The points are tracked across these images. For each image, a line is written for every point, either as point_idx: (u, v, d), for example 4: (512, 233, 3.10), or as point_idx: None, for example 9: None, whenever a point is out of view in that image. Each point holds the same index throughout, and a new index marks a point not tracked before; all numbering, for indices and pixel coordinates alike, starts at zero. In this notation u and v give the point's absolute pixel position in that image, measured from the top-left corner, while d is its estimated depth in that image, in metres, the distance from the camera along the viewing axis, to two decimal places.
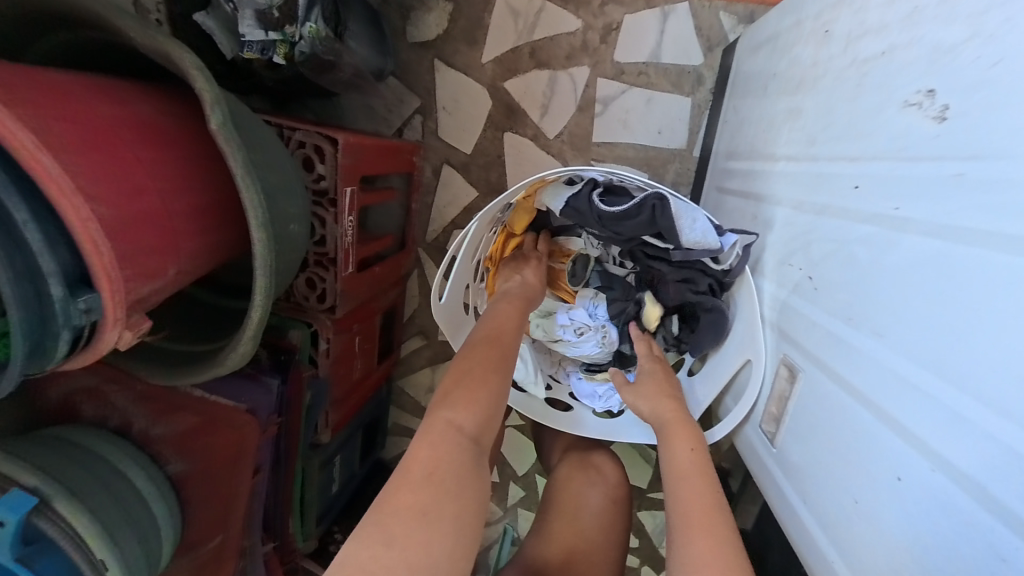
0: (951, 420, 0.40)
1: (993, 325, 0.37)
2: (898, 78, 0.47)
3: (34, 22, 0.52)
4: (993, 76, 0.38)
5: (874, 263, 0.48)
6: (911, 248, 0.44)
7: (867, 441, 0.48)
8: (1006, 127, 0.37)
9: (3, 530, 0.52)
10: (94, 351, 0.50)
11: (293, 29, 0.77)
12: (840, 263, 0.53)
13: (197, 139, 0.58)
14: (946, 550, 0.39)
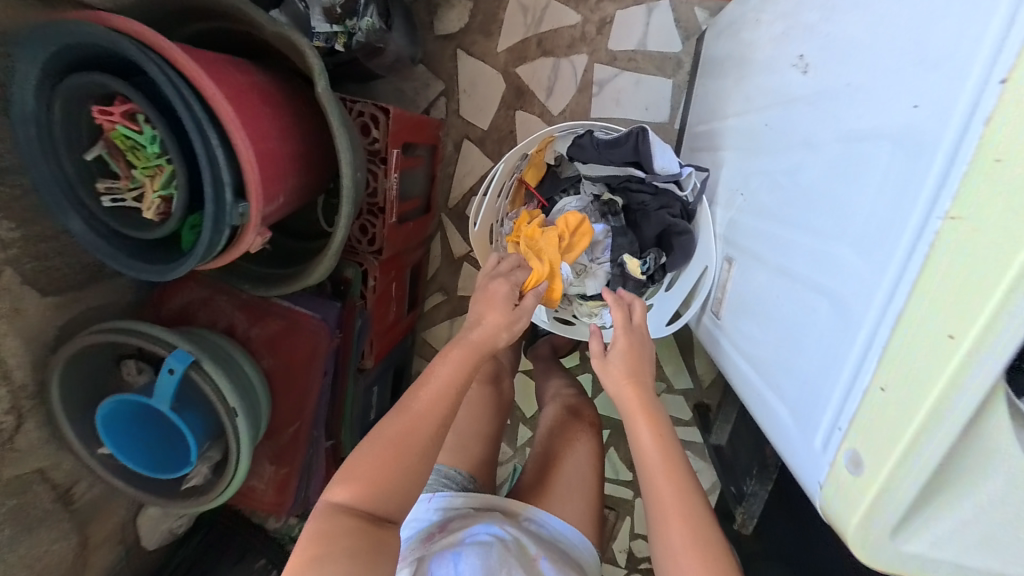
0: (818, 236, 0.51)
1: (832, 195, 0.49)
2: (789, 45, 0.64)
3: (185, 15, 0.72)
4: (832, 27, 0.53)
5: (781, 152, 0.62)
6: (799, 130, 0.58)
7: (771, 286, 0.60)
8: (839, 58, 0.50)
9: (172, 381, 0.75)
10: (236, 249, 0.71)
11: (353, 22, 0.99)
12: (763, 167, 0.67)
13: (295, 103, 0.79)
14: (810, 333, 0.50)
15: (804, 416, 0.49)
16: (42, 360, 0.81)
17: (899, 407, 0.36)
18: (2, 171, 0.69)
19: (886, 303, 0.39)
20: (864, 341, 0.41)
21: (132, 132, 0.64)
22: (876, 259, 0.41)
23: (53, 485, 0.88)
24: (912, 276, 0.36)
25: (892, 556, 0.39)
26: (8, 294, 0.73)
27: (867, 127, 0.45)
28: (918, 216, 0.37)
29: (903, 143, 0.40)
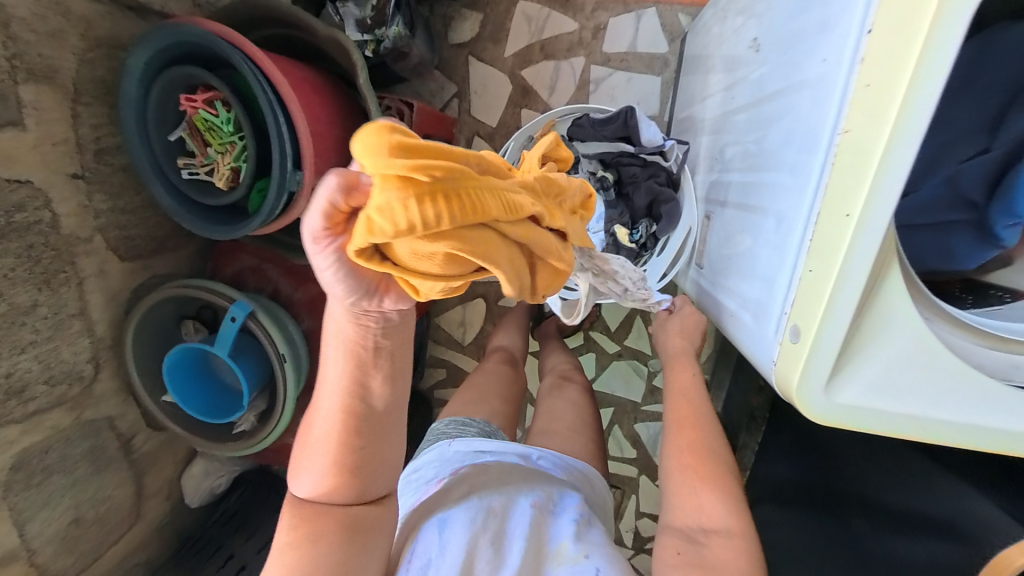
0: (771, 171, 0.63)
1: (775, 142, 0.62)
2: (749, 29, 0.77)
3: (251, 22, 0.88)
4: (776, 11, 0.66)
5: (746, 117, 0.75)
6: (756, 94, 0.71)
7: (742, 223, 0.72)
8: (781, 34, 0.63)
9: (233, 329, 0.89)
10: (290, 215, 0.84)
11: (382, 31, 1.13)
12: (735, 132, 0.80)
13: (337, 94, 0.94)
14: (768, 248, 0.61)
15: (765, 315, 0.60)
16: (118, 317, 0.93)
17: (814, 283, 0.48)
18: (100, 150, 0.82)
19: (810, 205, 0.51)
20: (795, 245, 0.53)
21: (211, 115, 0.78)
22: (800, 181, 0.54)
23: (119, 434, 0.99)
24: (823, 186, 0.48)
25: (828, 408, 0.50)
26: (97, 256, 0.86)
27: (796, 85, 0.58)
28: (824, 143, 0.49)
29: (815, 92, 0.53)
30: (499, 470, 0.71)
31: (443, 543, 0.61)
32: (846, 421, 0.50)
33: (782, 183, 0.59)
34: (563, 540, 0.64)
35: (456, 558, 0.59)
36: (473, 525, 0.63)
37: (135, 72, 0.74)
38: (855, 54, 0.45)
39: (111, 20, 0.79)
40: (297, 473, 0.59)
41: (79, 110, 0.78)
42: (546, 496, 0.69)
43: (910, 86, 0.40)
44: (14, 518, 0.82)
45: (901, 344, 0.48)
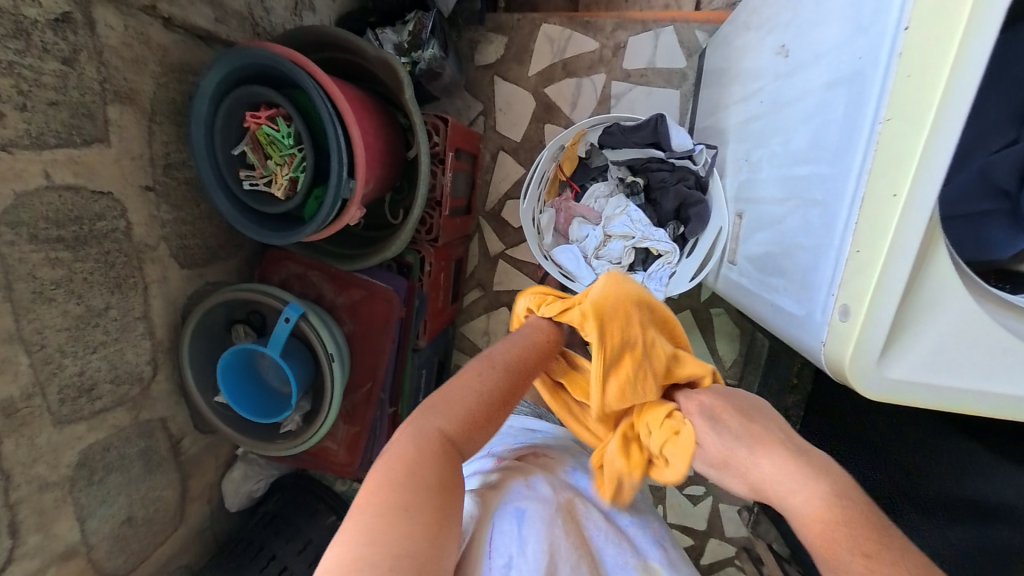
0: (807, 165, 0.66)
1: (809, 137, 0.66)
2: (773, 38, 0.82)
3: (304, 46, 0.96)
4: (804, 18, 0.70)
5: (774, 119, 0.79)
6: (786, 95, 0.75)
7: (778, 216, 0.75)
8: (811, 40, 0.68)
9: (286, 329, 0.92)
10: (341, 221, 0.89)
11: (418, 54, 1.22)
12: (763, 134, 0.84)
13: (380, 112, 1.01)
14: (810, 235, 0.64)
15: (811, 299, 0.62)
16: (176, 320, 0.98)
17: (864, 260, 0.51)
18: (169, 165, 0.89)
19: (854, 189, 0.54)
20: (839, 228, 0.56)
21: (273, 129, 0.84)
22: (840, 169, 0.57)
23: (170, 435, 1.03)
24: (866, 172, 0.51)
25: (881, 383, 0.52)
26: (160, 263, 0.92)
27: (829, 83, 0.62)
28: (865, 130, 0.53)
29: (851, 87, 0.56)
30: (567, 471, 0.74)
31: (522, 538, 0.56)
32: (899, 396, 0.52)
33: (820, 174, 0.62)
34: (646, 560, 0.65)
35: (538, 556, 0.55)
36: (560, 521, 0.61)
37: (206, 92, 0.81)
38: (892, 49, 0.49)
39: (185, 47, 0.87)
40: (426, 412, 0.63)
41: (154, 128, 0.85)
42: (618, 509, 0.71)
43: (950, 73, 0.44)
44: (77, 513, 0.85)
45: (950, 318, 0.50)
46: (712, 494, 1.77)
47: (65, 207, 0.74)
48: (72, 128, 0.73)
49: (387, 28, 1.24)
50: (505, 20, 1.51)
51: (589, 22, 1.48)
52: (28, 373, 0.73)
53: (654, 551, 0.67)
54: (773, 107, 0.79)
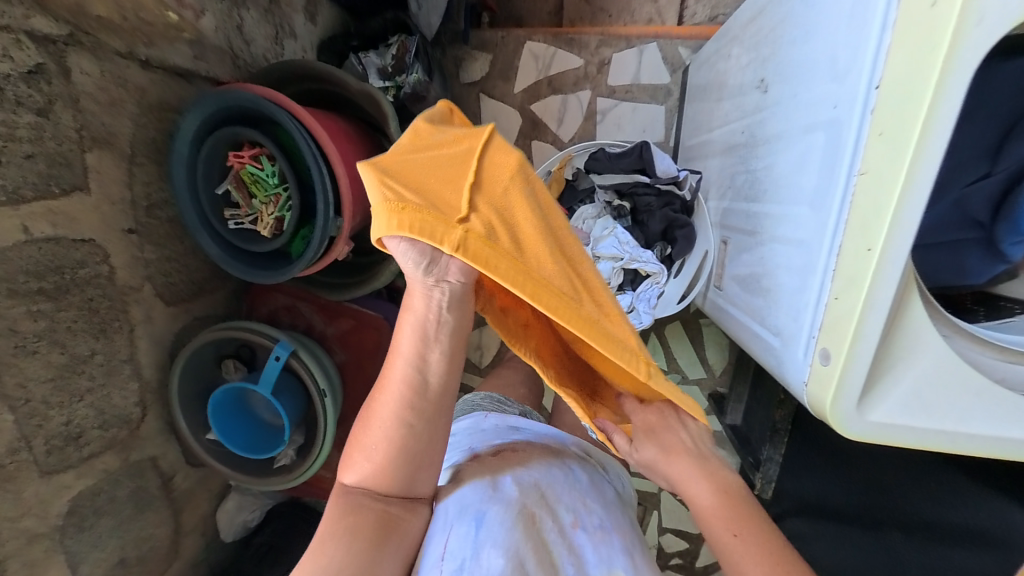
0: (787, 202, 0.67)
1: (790, 175, 0.67)
2: (754, 69, 0.83)
3: (285, 79, 0.94)
4: (782, 55, 0.71)
5: (756, 151, 0.80)
6: (766, 131, 0.76)
7: (761, 249, 0.76)
8: (790, 78, 0.69)
9: (276, 367, 0.92)
10: (329, 257, 0.89)
11: (402, 78, 1.22)
12: (746, 164, 0.84)
13: (366, 142, 1.01)
14: (791, 274, 0.65)
15: (793, 337, 0.63)
16: (163, 359, 0.97)
17: (842, 306, 0.52)
18: (151, 205, 0.88)
19: (833, 236, 0.55)
20: (819, 271, 0.58)
21: (257, 169, 0.84)
22: (819, 213, 0.58)
23: (161, 473, 1.02)
24: (844, 222, 0.53)
25: (862, 426, 0.53)
26: (145, 303, 0.91)
27: (807, 126, 0.63)
28: (841, 179, 0.54)
29: (827, 134, 0.58)
30: (540, 467, 0.66)
31: (476, 543, 0.54)
32: (877, 437, 0.54)
33: (800, 214, 0.63)
34: (613, 568, 0.57)
35: (492, 564, 0.52)
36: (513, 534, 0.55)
37: (187, 135, 0.80)
38: (865, 105, 0.50)
39: (164, 86, 0.86)
40: (349, 467, 0.61)
41: (135, 169, 0.84)
42: (588, 510, 0.63)
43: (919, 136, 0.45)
44: (68, 562, 0.84)
45: (924, 362, 0.52)
46: None
47: (44, 258, 0.73)
48: (49, 178, 0.71)
49: (370, 51, 1.23)
50: (489, 38, 1.51)
51: (573, 39, 1.48)
52: (12, 428, 0.72)
53: (621, 559, 0.58)
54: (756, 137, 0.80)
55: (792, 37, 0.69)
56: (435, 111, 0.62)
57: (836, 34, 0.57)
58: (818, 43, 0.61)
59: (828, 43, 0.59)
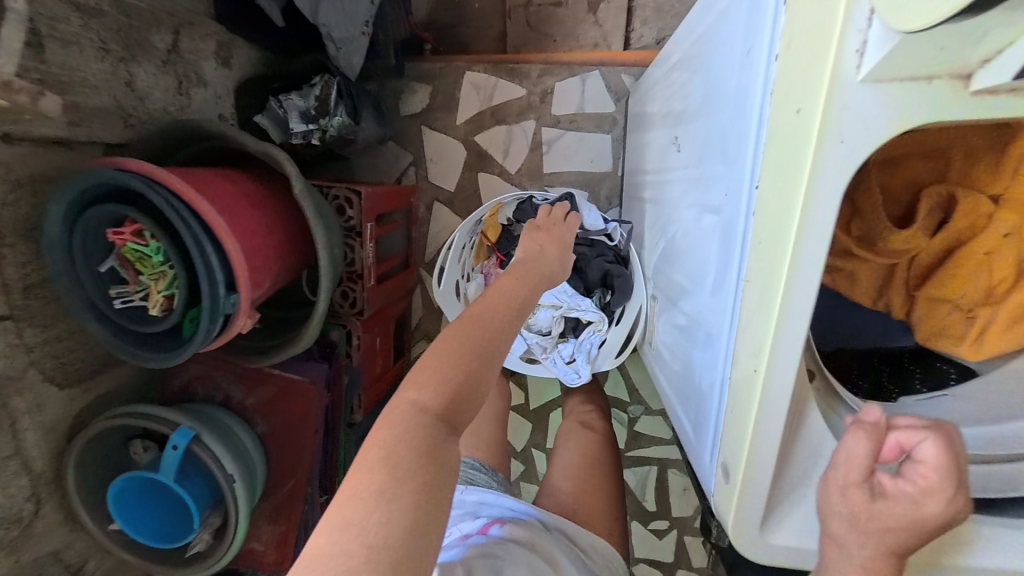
0: (694, 281, 0.64)
1: (696, 252, 0.64)
2: (672, 125, 0.80)
3: (184, 137, 0.87)
4: (693, 120, 0.68)
5: (675, 213, 0.76)
6: (682, 195, 0.72)
7: (681, 321, 0.72)
8: (697, 148, 0.65)
9: (174, 457, 0.84)
10: (228, 334, 0.82)
11: (326, 121, 1.15)
12: (669, 222, 0.80)
13: (280, 202, 0.92)
14: (700, 360, 0.61)
15: (703, 429, 0.60)
16: (61, 444, 0.90)
17: (737, 415, 0.48)
18: (29, 286, 0.81)
19: (727, 333, 0.51)
20: (717, 367, 0.54)
21: (140, 246, 0.77)
22: (717, 304, 0.55)
23: (66, 565, 0.94)
24: (735, 323, 0.49)
25: (765, 547, 0.49)
26: (30, 391, 0.83)
27: (707, 206, 0.59)
28: (733, 277, 0.51)
29: (721, 223, 0.54)
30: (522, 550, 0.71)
31: None
32: (783, 560, 0.49)
33: (703, 297, 0.60)
34: None
35: None
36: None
37: (57, 213, 0.74)
38: (748, 205, 0.47)
39: (34, 158, 0.78)
40: (414, 378, 0.58)
41: (3, 252, 0.76)
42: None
43: (792, 248, 0.41)
44: None
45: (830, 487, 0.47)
46: (676, 528, 1.74)
47: None
48: None
49: (292, 93, 1.16)
50: (427, 69, 1.44)
51: (515, 68, 1.42)
52: None
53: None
54: (675, 198, 0.76)
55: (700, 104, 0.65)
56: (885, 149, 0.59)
57: (728, 119, 0.54)
58: (716, 120, 0.58)
59: (723, 124, 0.56)
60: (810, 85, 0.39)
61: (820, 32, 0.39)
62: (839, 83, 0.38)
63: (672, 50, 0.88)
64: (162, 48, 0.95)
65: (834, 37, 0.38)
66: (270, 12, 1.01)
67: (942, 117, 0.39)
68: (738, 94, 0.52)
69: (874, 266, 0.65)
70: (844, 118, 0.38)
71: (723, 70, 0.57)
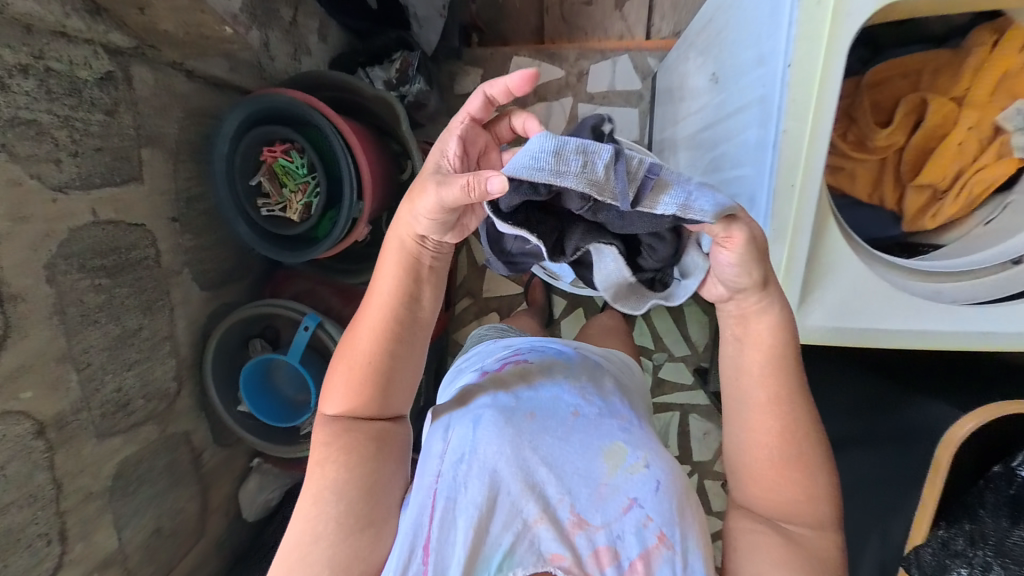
0: (736, 166, 0.83)
1: (736, 142, 0.83)
2: (704, 70, 1.02)
3: (308, 86, 1.09)
4: (725, 55, 0.90)
5: (714, 132, 0.95)
6: (720, 114, 0.91)
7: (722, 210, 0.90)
8: (731, 71, 0.86)
9: (305, 336, 1.03)
10: (351, 238, 1.01)
11: (406, 88, 1.37)
12: (708, 145, 0.99)
13: (377, 142, 1.15)
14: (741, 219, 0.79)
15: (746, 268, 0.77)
16: (198, 339, 1.07)
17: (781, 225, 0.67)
18: (191, 198, 1.00)
19: (764, 177, 0.69)
20: (756, 207, 0.72)
21: (288, 162, 0.96)
22: (756, 165, 0.73)
23: (192, 448, 1.09)
24: (772, 164, 0.68)
25: (803, 327, 0.68)
26: (183, 286, 1.01)
27: (743, 103, 0.79)
28: (766, 135, 0.69)
29: (756, 106, 0.74)
30: (545, 377, 0.70)
31: (474, 440, 0.61)
32: (816, 337, 0.69)
33: (745, 169, 0.78)
34: (613, 441, 0.65)
35: (486, 460, 0.60)
36: (522, 444, 0.61)
37: (226, 132, 0.93)
38: (781, 81, 0.65)
39: (204, 95, 0.98)
40: (330, 393, 0.65)
41: (178, 165, 0.95)
42: (588, 402, 0.68)
43: (818, 100, 0.63)
44: (115, 523, 0.90)
45: (840, 283, 0.68)
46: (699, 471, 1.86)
47: (106, 238, 0.83)
48: (112, 169, 0.83)
49: (376, 66, 1.38)
50: (478, 54, 1.68)
51: (555, 54, 1.66)
52: (76, 389, 0.81)
53: (617, 435, 0.65)
54: (713, 121, 0.95)
55: (731, 39, 0.87)
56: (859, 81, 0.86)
57: (756, 32, 0.75)
58: (747, 40, 0.79)
59: (752, 40, 0.77)
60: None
61: None
62: None
63: (696, 22, 1.12)
64: (287, 19, 1.17)
65: None
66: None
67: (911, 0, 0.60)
68: (763, 13, 0.73)
69: (867, 164, 0.87)
70: (850, 5, 0.61)
71: (749, 7, 0.79)
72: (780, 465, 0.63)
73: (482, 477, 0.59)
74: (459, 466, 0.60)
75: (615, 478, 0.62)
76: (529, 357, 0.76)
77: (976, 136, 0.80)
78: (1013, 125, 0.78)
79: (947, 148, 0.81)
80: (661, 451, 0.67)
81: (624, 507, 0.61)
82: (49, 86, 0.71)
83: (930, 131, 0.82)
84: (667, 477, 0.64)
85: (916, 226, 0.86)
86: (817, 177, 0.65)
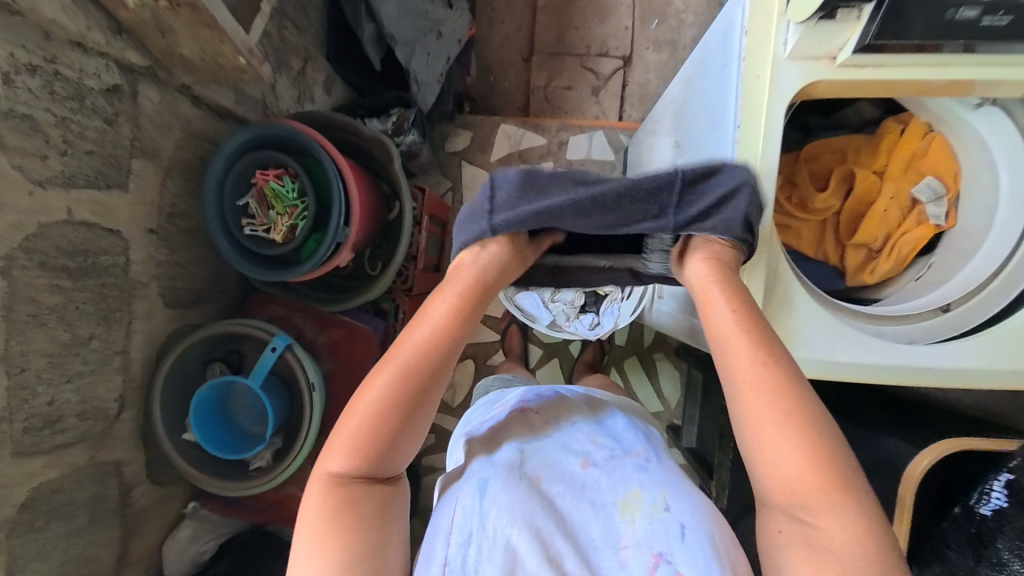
0: None
1: None
2: (666, 138, 1.16)
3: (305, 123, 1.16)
4: (684, 124, 1.03)
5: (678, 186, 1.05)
6: (682, 171, 1.02)
7: None
8: (689, 136, 0.99)
9: (271, 358, 0.98)
10: (333, 262, 1.02)
11: (401, 138, 1.47)
12: None
13: (368, 177, 1.20)
14: None
15: None
16: (152, 358, 1.00)
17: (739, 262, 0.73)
18: (174, 213, 1.00)
19: None
20: None
21: (279, 185, 0.99)
22: None
23: (121, 482, 0.97)
24: None
25: None
26: (148, 300, 0.97)
27: (701, 160, 0.90)
28: None
29: (711, 162, 0.84)
30: (549, 436, 0.69)
31: (481, 508, 0.57)
32: None
33: None
34: (628, 492, 0.61)
35: (496, 525, 0.55)
36: (525, 501, 0.58)
37: (221, 154, 0.97)
38: (731, 141, 0.76)
39: (206, 121, 1.03)
40: (333, 446, 0.60)
41: (167, 180, 0.97)
42: (596, 449, 0.67)
43: (762, 157, 0.74)
44: (8, 566, 0.77)
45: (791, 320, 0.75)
46: None
47: (76, 239, 0.81)
48: (99, 174, 0.84)
49: (374, 118, 1.50)
50: (470, 119, 1.84)
51: (539, 125, 1.84)
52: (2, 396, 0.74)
53: (633, 482, 0.63)
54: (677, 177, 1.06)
55: (688, 111, 1.01)
56: (796, 154, 1.00)
57: (709, 103, 0.87)
58: (701, 110, 0.92)
59: (705, 109, 0.89)
60: (758, 62, 0.73)
61: (762, 41, 0.73)
62: (775, 63, 0.73)
63: (659, 101, 1.29)
64: (296, 68, 1.28)
65: (771, 39, 0.73)
66: (372, 57, 1.39)
67: (829, 76, 0.73)
68: (713, 89, 0.85)
69: (810, 223, 0.98)
70: (781, 81, 0.73)
71: (701, 84, 0.93)
72: (807, 463, 0.52)
73: (499, 544, 0.54)
74: (466, 548, 0.55)
75: (637, 528, 0.57)
76: (535, 412, 0.75)
77: (900, 201, 0.93)
78: (925, 197, 0.91)
79: (876, 210, 0.93)
80: (690, 501, 0.62)
81: (649, 564, 0.54)
82: (55, 89, 0.75)
83: (858, 195, 0.95)
84: (694, 522, 0.58)
85: (857, 281, 0.95)
86: (765, 218, 0.74)
